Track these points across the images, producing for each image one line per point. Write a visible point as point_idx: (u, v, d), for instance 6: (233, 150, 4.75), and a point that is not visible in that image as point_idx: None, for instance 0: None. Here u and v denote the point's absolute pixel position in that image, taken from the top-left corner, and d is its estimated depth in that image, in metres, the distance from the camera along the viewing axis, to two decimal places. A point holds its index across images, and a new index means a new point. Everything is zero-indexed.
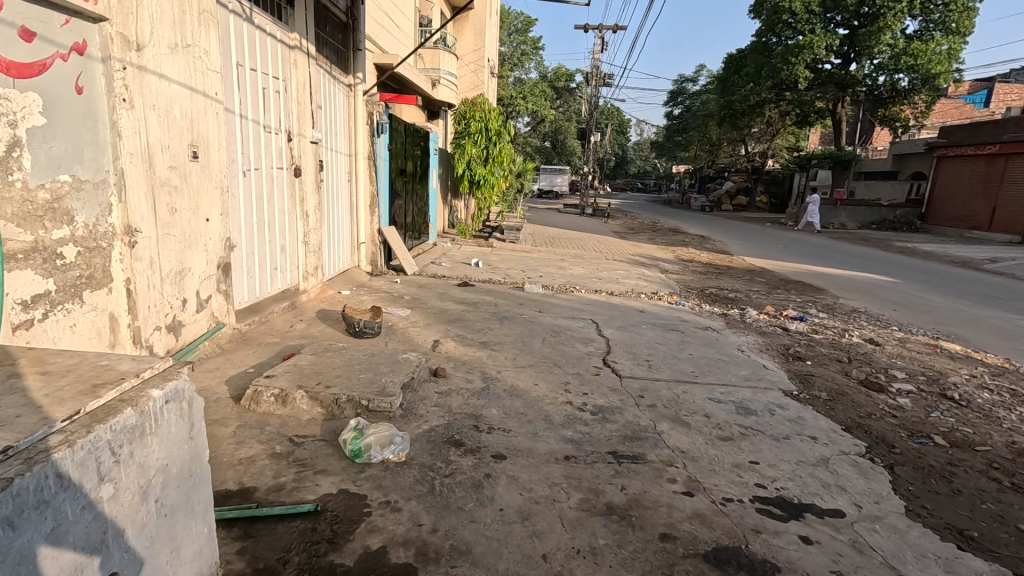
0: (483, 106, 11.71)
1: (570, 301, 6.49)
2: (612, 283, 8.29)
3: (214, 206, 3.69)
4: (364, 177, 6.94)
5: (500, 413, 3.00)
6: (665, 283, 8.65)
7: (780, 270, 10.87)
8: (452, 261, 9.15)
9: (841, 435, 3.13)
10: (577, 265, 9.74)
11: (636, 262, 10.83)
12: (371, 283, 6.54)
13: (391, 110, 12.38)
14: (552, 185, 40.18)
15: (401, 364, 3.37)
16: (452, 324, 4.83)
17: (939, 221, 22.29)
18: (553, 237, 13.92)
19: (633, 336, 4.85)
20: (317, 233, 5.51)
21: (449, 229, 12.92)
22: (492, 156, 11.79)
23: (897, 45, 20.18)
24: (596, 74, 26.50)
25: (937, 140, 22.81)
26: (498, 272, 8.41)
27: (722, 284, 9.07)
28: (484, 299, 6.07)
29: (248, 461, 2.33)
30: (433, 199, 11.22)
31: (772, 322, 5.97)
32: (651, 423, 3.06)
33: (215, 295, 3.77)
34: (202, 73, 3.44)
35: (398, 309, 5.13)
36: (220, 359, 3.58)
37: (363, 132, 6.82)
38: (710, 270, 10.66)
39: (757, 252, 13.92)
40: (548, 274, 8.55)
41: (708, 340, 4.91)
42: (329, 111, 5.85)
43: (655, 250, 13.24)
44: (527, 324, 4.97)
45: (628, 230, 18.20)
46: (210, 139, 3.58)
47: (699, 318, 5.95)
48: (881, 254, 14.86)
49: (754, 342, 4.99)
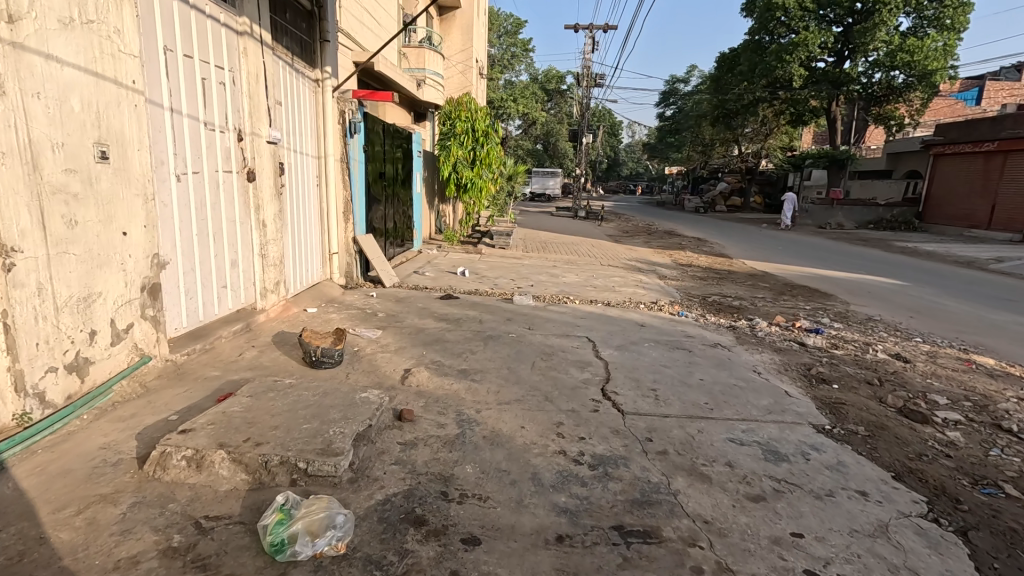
0: (470, 105, 11.12)
1: (563, 314, 5.92)
2: (608, 292, 7.72)
3: (135, 217, 3.07)
4: (336, 181, 6.33)
5: (476, 472, 2.41)
6: (664, 291, 8.10)
7: (783, 274, 10.36)
8: (437, 270, 8.55)
9: (895, 489, 2.56)
10: (571, 272, 9.16)
11: (633, 268, 10.28)
12: (344, 298, 5.93)
13: (374, 110, 11.80)
14: (544, 188, 39.70)
15: (357, 407, 2.77)
16: (428, 346, 4.23)
17: (936, 220, 21.97)
18: (545, 242, 13.35)
19: (634, 357, 4.28)
20: (278, 244, 4.90)
21: (435, 235, 12.33)
22: (480, 158, 11.21)
23: (892, 41, 19.86)
24: (587, 75, 26.04)
25: (933, 138, 22.50)
26: (486, 282, 7.82)
27: (725, 291, 8.53)
28: (468, 314, 5.48)
29: (129, 565, 1.73)
30: (417, 204, 10.63)
31: (785, 335, 5.42)
32: (663, 479, 2.48)
33: (139, 323, 3.16)
34: (112, 56, 2.84)
35: (369, 330, 4.53)
36: (140, 402, 2.95)
37: (335, 132, 6.22)
38: (710, 275, 10.12)
39: (756, 255, 13.42)
40: (539, 283, 7.96)
41: (718, 361, 4.34)
42: (292, 108, 5.26)
43: (651, 254, 12.70)
44: (514, 345, 4.39)
45: (623, 234, 17.68)
46: (126, 136, 2.97)
47: (705, 333, 5.38)
48: (884, 255, 14.41)
49: (770, 362, 4.42)
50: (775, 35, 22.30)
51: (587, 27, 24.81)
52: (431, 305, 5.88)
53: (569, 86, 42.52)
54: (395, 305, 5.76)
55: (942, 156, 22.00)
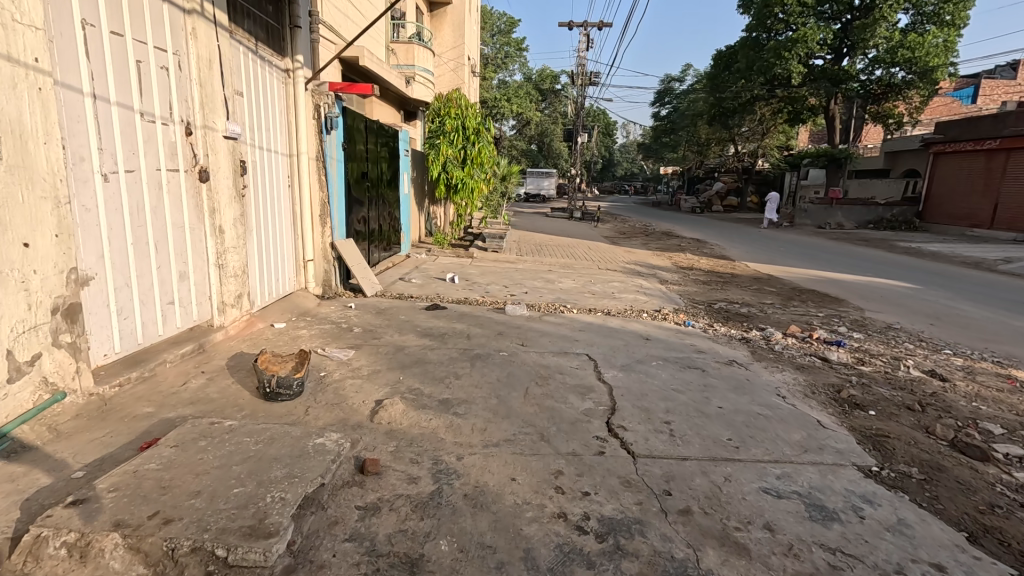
0: (459, 102, 10.64)
1: (560, 326, 5.40)
2: (607, 299, 7.21)
3: (41, 225, 2.53)
4: (311, 182, 5.78)
5: (453, 550, 1.90)
6: (667, 297, 7.61)
7: (789, 278, 9.89)
8: (425, 276, 8.01)
9: (977, 560, 2.06)
10: (567, 278, 8.65)
11: (632, 272, 9.77)
12: (319, 311, 5.39)
13: (359, 107, 11.28)
14: (539, 188, 39.21)
15: (308, 460, 2.24)
16: (407, 369, 3.70)
17: (936, 219, 21.64)
18: (540, 244, 12.83)
19: (642, 379, 3.76)
20: (241, 253, 4.35)
21: (425, 238, 11.80)
22: (471, 157, 10.67)
23: (893, 37, 19.47)
24: (582, 73, 25.58)
25: (933, 136, 22.18)
26: (477, 289, 7.28)
27: (731, 297, 8.05)
28: (456, 328, 4.95)
29: None
30: (405, 206, 10.09)
31: (804, 349, 4.92)
32: (690, 553, 1.97)
33: (49, 353, 2.61)
34: (2, 26, 2.30)
35: (341, 350, 4.00)
36: (42, 453, 2.41)
37: (309, 129, 5.68)
38: (713, 280, 9.62)
39: (758, 257, 12.97)
40: (534, 291, 7.43)
41: (737, 382, 3.83)
42: (256, 100, 4.72)
43: (650, 257, 12.20)
44: (506, 366, 3.87)
45: (619, 235, 17.21)
46: (27, 127, 2.43)
47: (717, 347, 4.88)
48: (888, 256, 13.99)
49: (794, 383, 3.92)
50: (773, 31, 21.91)
51: (581, 24, 24.36)
52: (415, 317, 5.34)
53: (564, 85, 42.08)
54: (375, 317, 5.23)
55: (942, 154, 21.67)
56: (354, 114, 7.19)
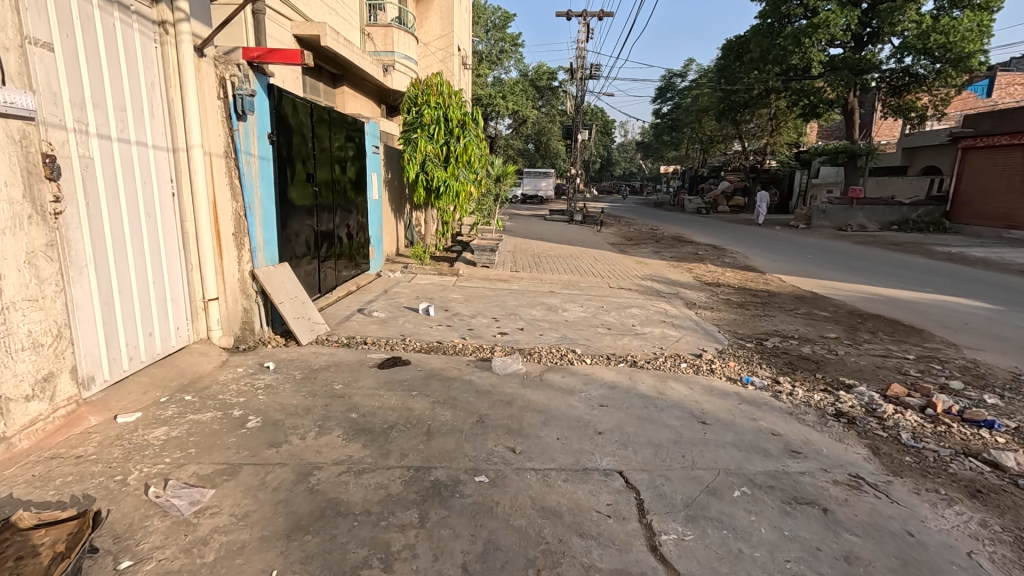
0: (441, 89, 8.79)
1: (570, 396, 3.72)
2: (628, 339, 5.50)
3: None
4: (215, 187, 4.06)
5: None
6: (703, 332, 5.95)
7: (839, 297, 8.24)
8: (393, 305, 6.32)
9: None
10: (573, 303, 6.94)
11: (651, 293, 8.09)
12: (216, 376, 3.66)
13: (307, 90, 9.67)
14: (536, 189, 37.57)
15: None
16: (299, 537, 2.01)
17: (966, 220, 20.08)
18: (539, 255, 11.13)
19: (729, 550, 2.07)
20: (48, 310, 2.63)
21: (403, 249, 10.10)
22: (455, 154, 8.92)
23: (923, 21, 17.85)
24: (581, 67, 23.92)
25: (962, 130, 20.59)
26: (457, 325, 5.57)
27: (781, 327, 6.40)
28: (413, 411, 3.25)
29: None
30: (376, 215, 8.35)
31: (948, 439, 3.21)
32: None
33: None
34: None
35: (197, 484, 2.31)
36: None
37: (210, 112, 3.98)
38: (749, 301, 7.95)
39: (789, 267, 11.32)
40: (531, 326, 5.73)
41: (898, 548, 2.13)
42: (91, 62, 2.99)
43: (667, 270, 10.48)
44: (482, 518, 2.18)
45: (626, 241, 15.54)
46: None
47: (815, 438, 3.18)
48: (933, 264, 12.31)
49: (999, 542, 2.21)
50: (789, 18, 20.46)
51: (580, 14, 22.71)
52: (359, 385, 3.66)
53: (561, 82, 40.36)
54: (300, 387, 3.56)
55: (972, 149, 20.09)
56: (297, 99, 5.49)
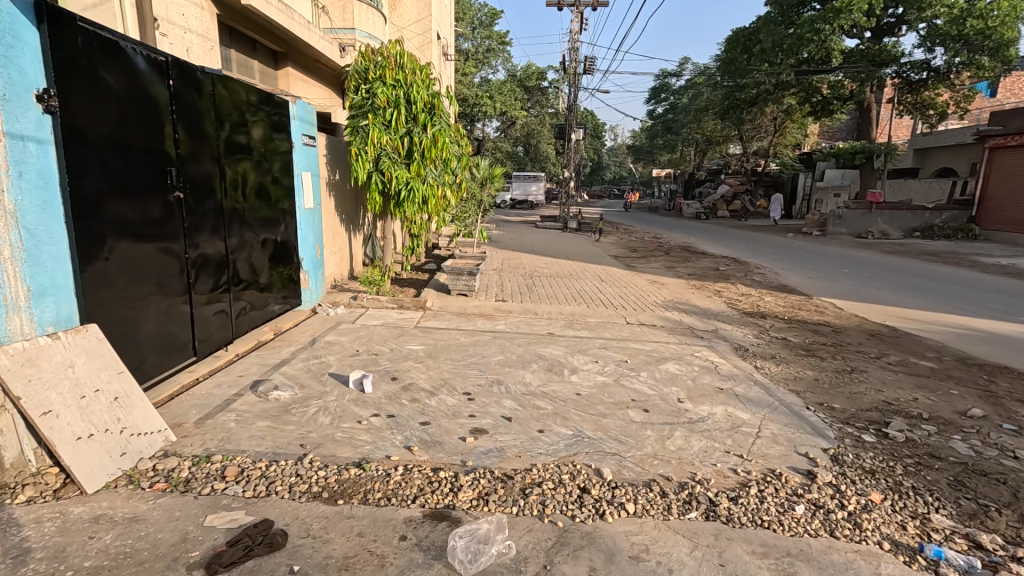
0: (400, 61, 6.66)
1: None
2: (680, 437, 3.36)
3: None
4: None
5: None
6: (787, 412, 3.87)
7: (927, 335, 6.28)
8: (315, 369, 4.15)
9: None
10: (583, 356, 4.85)
11: (683, 333, 5.99)
12: None
13: (229, 64, 7.54)
14: (526, 195, 35.67)
15: None
16: None
17: (993, 225, 18.35)
18: (532, 275, 9.06)
19: None
20: None
21: (357, 271, 7.96)
22: (421, 147, 6.78)
23: (956, 6, 16.29)
24: (574, 61, 21.95)
25: (988, 128, 18.79)
26: (403, 416, 3.41)
27: (889, 395, 4.36)
28: None
29: None
30: (312, 228, 6.18)
31: None
32: None
33: None
34: None
35: None
36: None
37: None
38: (814, 342, 5.96)
39: (834, 286, 9.36)
40: (522, 413, 3.57)
41: None
42: None
43: (690, 293, 8.40)
44: None
45: (630, 252, 13.56)
46: None
47: None
48: (995, 281, 10.39)
49: None
50: (801, 7, 18.99)
51: (573, 3, 20.84)
52: None
53: (551, 83, 38.48)
54: None
55: (1000, 149, 18.32)
56: (152, 54, 3.37)
